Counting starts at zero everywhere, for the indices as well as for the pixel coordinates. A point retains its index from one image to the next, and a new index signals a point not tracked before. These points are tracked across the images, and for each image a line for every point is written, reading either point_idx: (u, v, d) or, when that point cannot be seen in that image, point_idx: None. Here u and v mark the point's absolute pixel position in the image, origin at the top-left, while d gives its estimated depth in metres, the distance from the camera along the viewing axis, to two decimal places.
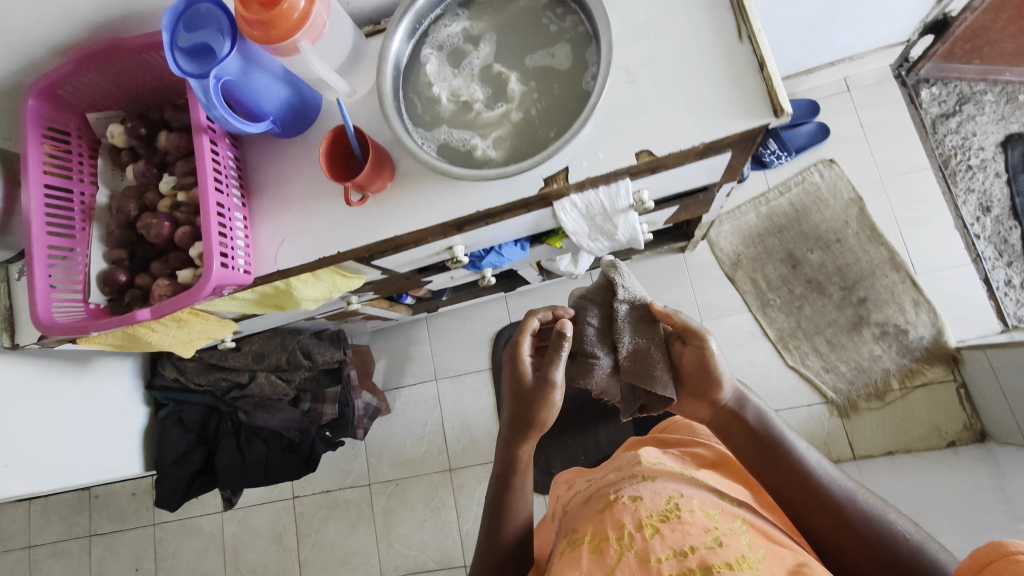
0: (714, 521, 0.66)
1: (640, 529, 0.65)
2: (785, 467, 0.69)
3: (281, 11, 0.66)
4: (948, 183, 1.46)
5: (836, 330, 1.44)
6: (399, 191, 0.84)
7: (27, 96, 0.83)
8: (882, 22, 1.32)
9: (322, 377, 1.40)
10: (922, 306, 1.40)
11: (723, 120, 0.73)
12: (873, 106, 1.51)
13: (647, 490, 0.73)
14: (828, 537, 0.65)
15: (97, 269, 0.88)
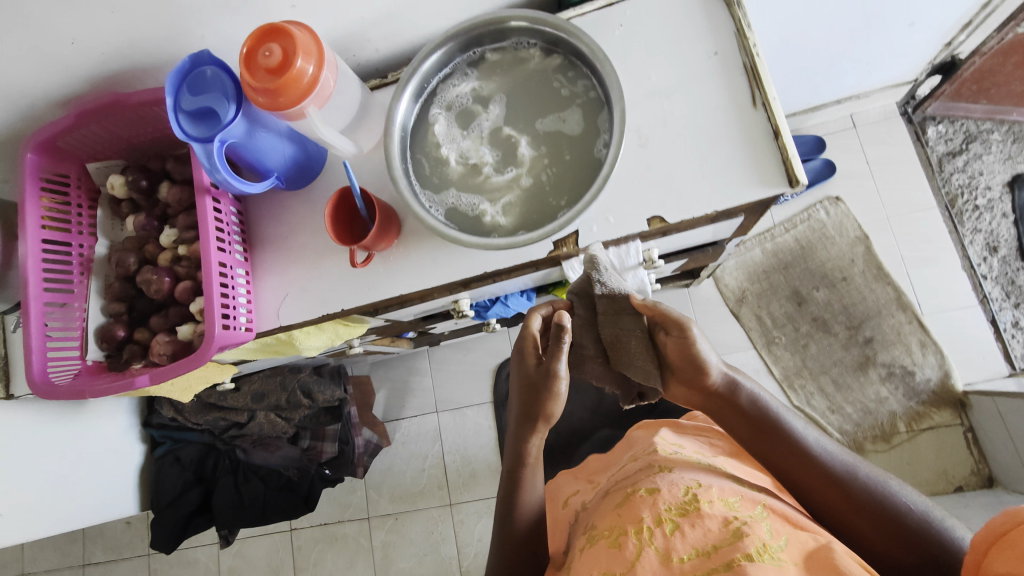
0: (735, 510, 0.64)
1: (660, 524, 0.64)
2: (787, 455, 0.65)
3: (289, 79, 0.65)
4: (954, 223, 1.45)
5: (842, 369, 1.43)
6: (404, 249, 0.83)
7: (26, 150, 0.81)
8: (889, 64, 1.31)
9: (322, 415, 1.38)
10: (929, 348, 1.39)
11: (737, 188, 0.72)
12: (879, 143, 1.50)
13: (665, 480, 0.72)
14: (843, 518, 0.61)
15: (95, 324, 0.86)
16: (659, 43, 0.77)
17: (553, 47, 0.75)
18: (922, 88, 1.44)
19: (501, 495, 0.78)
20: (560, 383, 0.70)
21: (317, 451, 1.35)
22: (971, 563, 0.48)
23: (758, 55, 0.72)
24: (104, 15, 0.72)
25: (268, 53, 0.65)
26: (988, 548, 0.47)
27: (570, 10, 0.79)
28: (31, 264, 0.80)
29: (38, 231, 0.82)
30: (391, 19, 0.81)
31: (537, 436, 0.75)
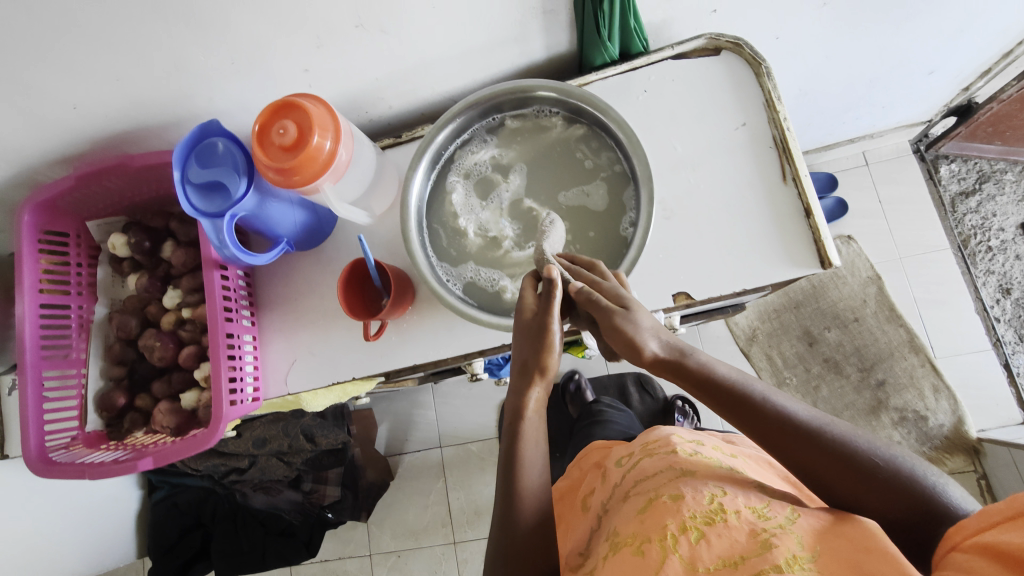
0: (769, 520, 0.56)
1: (684, 532, 0.58)
2: (761, 425, 0.57)
3: (307, 158, 0.62)
4: (967, 264, 1.43)
5: (853, 413, 1.40)
6: (418, 316, 0.80)
7: (22, 211, 0.77)
8: (906, 106, 1.29)
9: (324, 458, 1.33)
10: (942, 392, 1.37)
11: (766, 266, 0.70)
12: (891, 182, 1.48)
13: (688, 487, 0.64)
14: (828, 484, 0.54)
15: (95, 390, 0.82)
16: (685, 111, 0.74)
17: (575, 116, 0.73)
18: (936, 127, 1.41)
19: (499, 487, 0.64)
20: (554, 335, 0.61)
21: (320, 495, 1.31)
22: (973, 528, 0.44)
23: (788, 129, 0.70)
24: (108, 82, 0.68)
25: (282, 130, 0.62)
26: (1001, 519, 0.42)
27: (592, 74, 0.76)
28: (29, 332, 0.76)
29: (36, 296, 0.78)
30: (406, 80, 0.78)
31: (535, 387, 0.64)
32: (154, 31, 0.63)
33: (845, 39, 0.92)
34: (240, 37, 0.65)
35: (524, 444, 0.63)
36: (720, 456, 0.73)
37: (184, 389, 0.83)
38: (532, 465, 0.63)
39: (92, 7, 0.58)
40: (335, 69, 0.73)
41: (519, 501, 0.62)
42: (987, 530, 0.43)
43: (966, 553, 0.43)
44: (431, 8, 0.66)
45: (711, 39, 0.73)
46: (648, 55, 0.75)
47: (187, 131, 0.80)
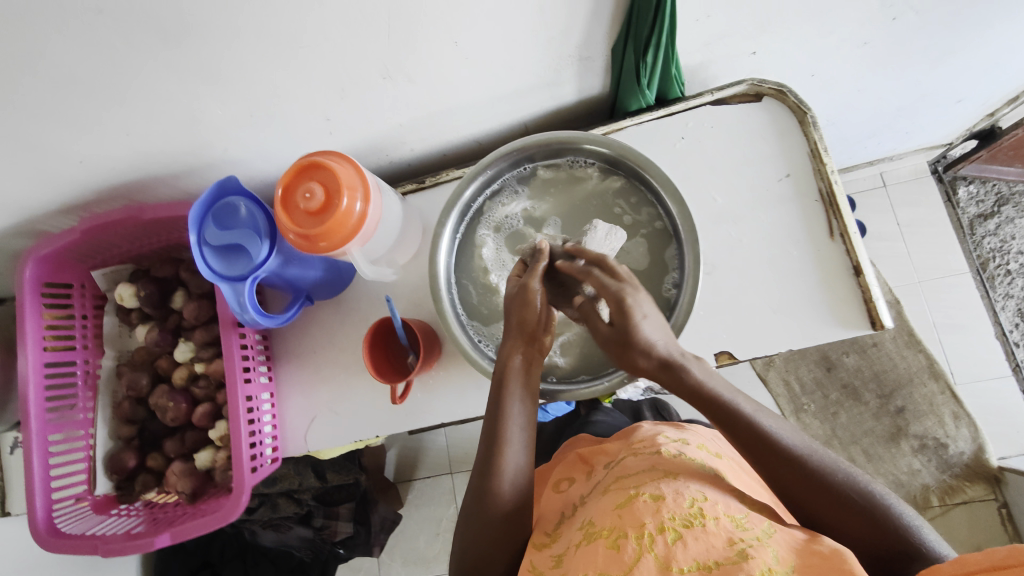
0: (747, 530, 0.50)
1: (661, 532, 0.51)
2: (744, 437, 0.54)
3: (335, 224, 0.58)
4: (986, 287, 1.41)
5: (874, 440, 1.36)
6: (445, 372, 0.76)
7: (25, 266, 0.73)
8: (930, 130, 1.25)
9: (335, 493, 1.28)
10: (962, 420, 1.33)
11: (813, 326, 0.67)
12: (910, 205, 1.45)
13: (669, 486, 0.57)
14: (801, 501, 0.52)
15: (104, 451, 0.79)
16: (725, 160, 0.71)
17: (611, 167, 0.70)
18: (955, 148, 1.38)
19: (481, 455, 0.61)
20: (536, 297, 0.61)
21: (331, 532, 1.27)
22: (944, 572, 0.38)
23: (836, 182, 0.67)
24: (117, 137, 0.63)
25: (308, 194, 0.58)
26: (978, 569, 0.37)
27: (627, 118, 0.73)
28: (35, 393, 0.72)
29: (40, 355, 0.74)
30: (430, 125, 0.74)
31: (518, 347, 0.63)
32: (169, 88, 0.57)
33: (880, 75, 0.88)
34: (261, 91, 0.61)
35: (507, 400, 0.61)
36: (706, 457, 0.67)
37: (198, 448, 0.79)
38: (514, 433, 0.60)
39: (104, 68, 0.53)
40: (358, 118, 0.69)
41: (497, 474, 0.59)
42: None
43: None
44: (464, 60, 0.62)
45: (754, 84, 0.69)
46: (686, 99, 0.71)
47: (198, 180, 0.75)
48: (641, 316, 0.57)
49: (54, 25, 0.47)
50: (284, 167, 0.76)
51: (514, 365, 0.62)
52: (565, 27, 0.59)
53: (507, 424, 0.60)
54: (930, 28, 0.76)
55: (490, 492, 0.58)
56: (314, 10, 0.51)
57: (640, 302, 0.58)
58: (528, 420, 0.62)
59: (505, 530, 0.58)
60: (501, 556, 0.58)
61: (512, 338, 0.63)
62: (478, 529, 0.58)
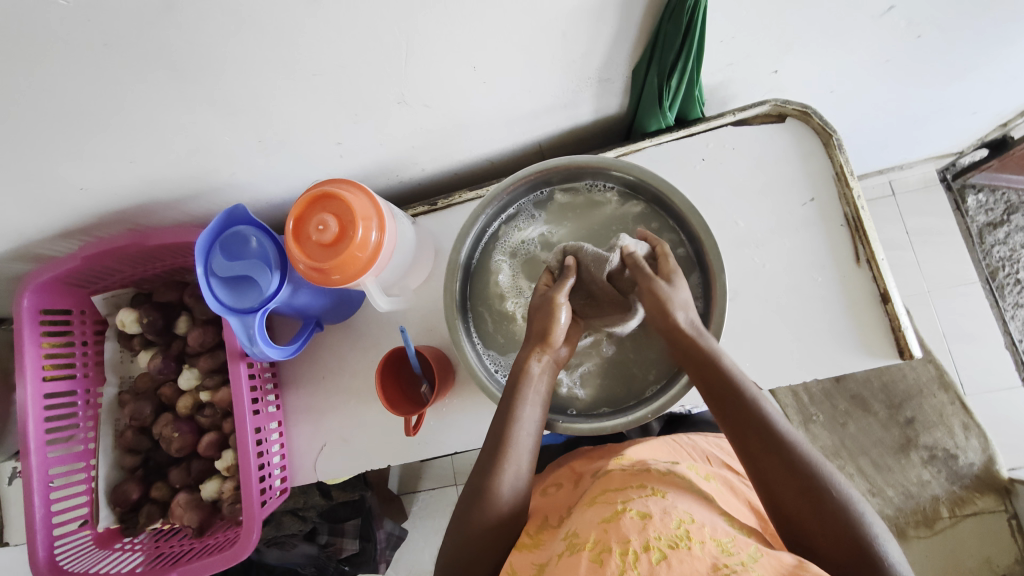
0: (731, 556, 0.48)
1: (645, 551, 0.49)
2: (748, 429, 0.54)
3: (350, 257, 0.56)
4: (996, 297, 1.40)
5: (883, 451, 1.30)
6: (459, 400, 0.74)
7: (22, 295, 0.70)
8: (943, 144, 1.22)
9: (340, 509, 1.26)
10: (971, 431, 1.28)
11: (840, 355, 0.65)
12: (919, 214, 1.43)
13: (656, 505, 0.56)
14: (784, 504, 0.51)
15: (107, 482, 0.77)
16: (747, 184, 0.69)
17: (631, 192, 0.68)
18: (965, 157, 1.36)
19: (483, 453, 0.59)
20: (560, 310, 0.61)
21: (336, 549, 1.23)
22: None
23: (862, 208, 0.66)
24: (122, 165, 0.60)
25: (321, 226, 0.56)
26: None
27: (646, 139, 0.71)
28: (34, 426, 0.70)
29: (38, 386, 0.71)
30: (443, 146, 0.72)
31: (539, 353, 0.61)
32: (178, 119, 0.54)
33: (899, 94, 0.86)
34: (273, 120, 0.58)
35: (519, 401, 0.59)
36: (694, 480, 0.66)
37: (204, 478, 0.76)
38: (522, 434, 0.58)
39: (111, 103, 0.50)
40: (372, 142, 0.66)
41: (492, 480, 0.57)
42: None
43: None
44: (482, 84, 0.60)
45: (777, 106, 0.68)
46: (708, 121, 0.70)
47: (202, 204, 0.72)
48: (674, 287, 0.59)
49: (59, 63, 0.44)
50: (292, 190, 0.73)
51: (532, 370, 0.60)
52: (586, 51, 0.57)
53: (514, 423, 0.58)
54: (955, 49, 0.74)
55: (482, 495, 0.56)
56: (333, 43, 0.48)
57: (677, 278, 0.60)
58: (538, 422, 0.60)
59: (492, 538, 0.56)
60: (482, 561, 0.55)
61: (534, 342, 0.61)
62: (467, 525, 0.56)
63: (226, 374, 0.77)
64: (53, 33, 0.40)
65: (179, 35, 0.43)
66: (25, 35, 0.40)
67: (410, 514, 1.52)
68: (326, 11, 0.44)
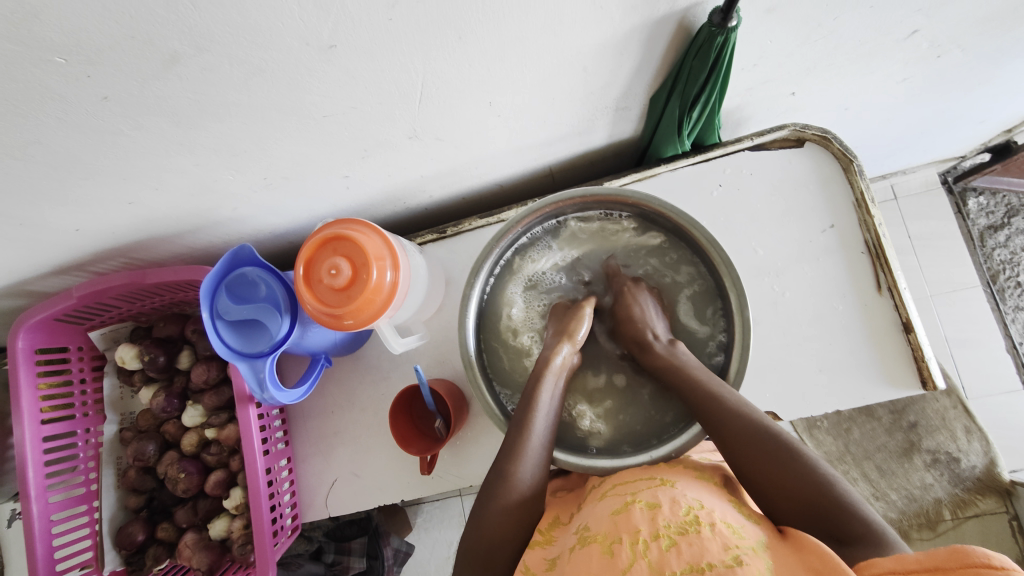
0: (742, 539, 0.45)
1: (656, 539, 0.45)
2: (720, 414, 0.53)
3: (366, 299, 0.54)
4: (996, 300, 1.23)
5: (887, 456, 1.09)
6: (472, 434, 0.72)
7: (16, 336, 0.68)
8: (944, 148, 1.10)
9: (346, 526, 1.12)
10: (974, 434, 1.08)
11: (862, 386, 0.64)
12: (921, 218, 1.26)
13: (665, 493, 0.51)
14: (756, 478, 0.51)
15: (112, 525, 0.75)
16: (765, 210, 0.68)
17: (648, 224, 0.67)
18: (967, 161, 1.20)
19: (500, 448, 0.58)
20: (586, 317, 0.66)
21: (344, 568, 1.06)
22: (884, 567, 0.38)
23: (883, 235, 0.64)
24: (119, 206, 0.56)
25: (333, 270, 0.54)
26: (916, 569, 0.36)
27: (661, 166, 0.69)
28: (32, 471, 0.67)
29: (37, 429, 0.69)
30: (453, 174, 0.69)
31: (562, 348, 0.62)
32: (180, 162, 0.51)
33: (912, 106, 0.81)
34: (279, 160, 0.55)
35: (540, 393, 0.59)
36: (707, 463, 0.61)
37: (212, 517, 0.74)
38: (541, 423, 0.57)
39: (107, 150, 0.46)
40: (378, 172, 0.64)
41: (509, 480, 0.55)
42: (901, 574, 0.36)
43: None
44: (496, 116, 0.57)
45: (795, 130, 0.66)
46: (724, 146, 0.69)
47: (202, 237, 0.69)
48: (642, 301, 0.65)
49: (53, 113, 0.40)
50: (296, 220, 0.70)
51: (556, 363, 0.61)
52: (607, 82, 0.55)
53: (536, 413, 0.58)
54: (971, 65, 0.71)
55: (499, 494, 0.55)
56: (345, 85, 0.46)
57: (641, 288, 0.67)
58: (555, 410, 0.60)
59: (507, 532, 0.54)
60: (500, 558, 0.53)
61: (557, 339, 0.63)
62: (482, 521, 0.54)
63: (232, 410, 0.75)
64: (47, 87, 0.38)
65: (182, 84, 0.40)
66: (16, 89, 0.37)
67: (413, 527, 1.29)
68: (340, 56, 0.42)
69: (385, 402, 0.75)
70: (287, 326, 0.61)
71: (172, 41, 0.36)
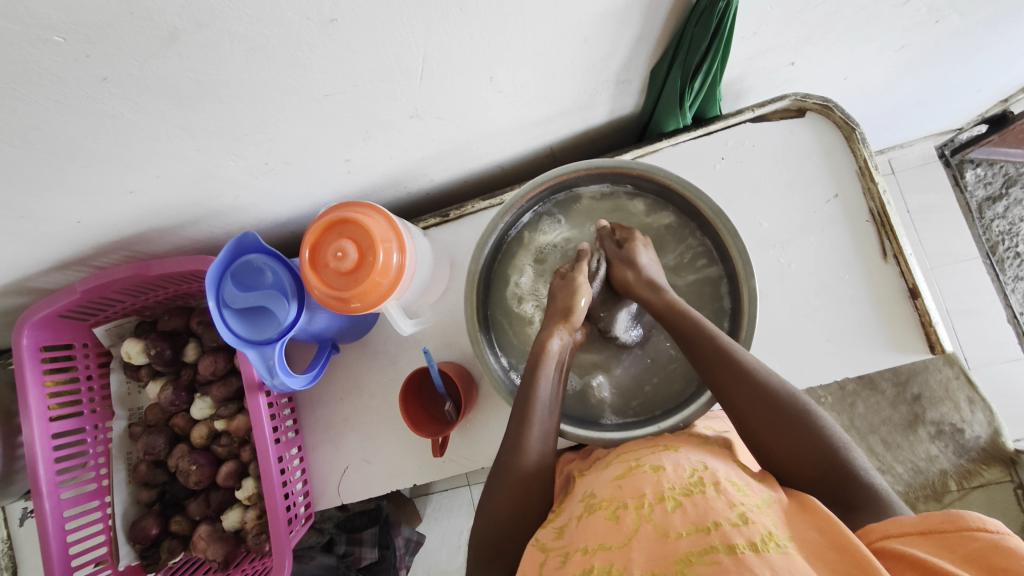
0: (747, 496, 0.46)
1: (660, 501, 0.46)
2: (743, 391, 0.52)
3: (371, 284, 0.54)
4: (996, 271, 1.23)
5: (892, 429, 1.09)
6: (482, 415, 0.72)
7: (21, 333, 0.67)
8: (939, 119, 1.09)
9: (356, 518, 1.10)
10: (977, 404, 1.07)
11: (871, 354, 0.64)
12: (920, 190, 1.25)
13: (669, 458, 0.52)
14: (752, 425, 0.51)
15: (125, 519, 0.74)
16: (768, 181, 0.68)
17: (660, 201, 0.67)
18: (965, 133, 1.19)
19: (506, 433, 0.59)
20: (583, 293, 0.62)
21: (356, 559, 1.04)
22: (879, 532, 0.40)
23: (888, 202, 0.64)
24: (121, 196, 0.56)
25: (340, 253, 0.54)
26: (911, 532, 0.38)
27: (663, 140, 0.69)
28: (44, 468, 0.67)
29: (46, 426, 0.69)
30: (454, 154, 0.69)
31: (560, 331, 0.61)
32: (181, 147, 0.51)
33: (909, 75, 0.80)
34: (280, 143, 0.55)
35: (540, 379, 0.58)
36: (716, 433, 0.58)
37: (225, 509, 0.74)
38: (541, 414, 0.57)
39: (106, 136, 0.46)
40: (379, 155, 0.63)
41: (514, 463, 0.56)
42: (896, 537, 0.39)
43: None
44: (496, 92, 0.57)
45: (797, 100, 0.66)
46: (726, 118, 0.68)
47: (204, 228, 0.69)
48: (643, 247, 0.64)
49: (50, 95, 0.40)
50: (297, 207, 0.70)
51: (554, 347, 0.60)
52: (608, 53, 0.55)
53: (537, 402, 0.57)
54: (971, 30, 0.70)
55: (505, 479, 0.56)
56: (346, 62, 0.45)
57: (644, 238, 0.65)
58: (557, 399, 0.59)
59: (519, 517, 0.54)
60: (513, 542, 0.54)
61: (556, 321, 0.62)
62: (492, 504, 0.55)
63: (240, 401, 0.75)
64: (46, 68, 0.37)
65: (182, 63, 0.40)
66: (14, 72, 0.37)
67: (424, 517, 1.29)
68: (341, 30, 0.41)
69: (394, 386, 0.75)
70: (294, 312, 0.61)
71: (171, 17, 0.36)
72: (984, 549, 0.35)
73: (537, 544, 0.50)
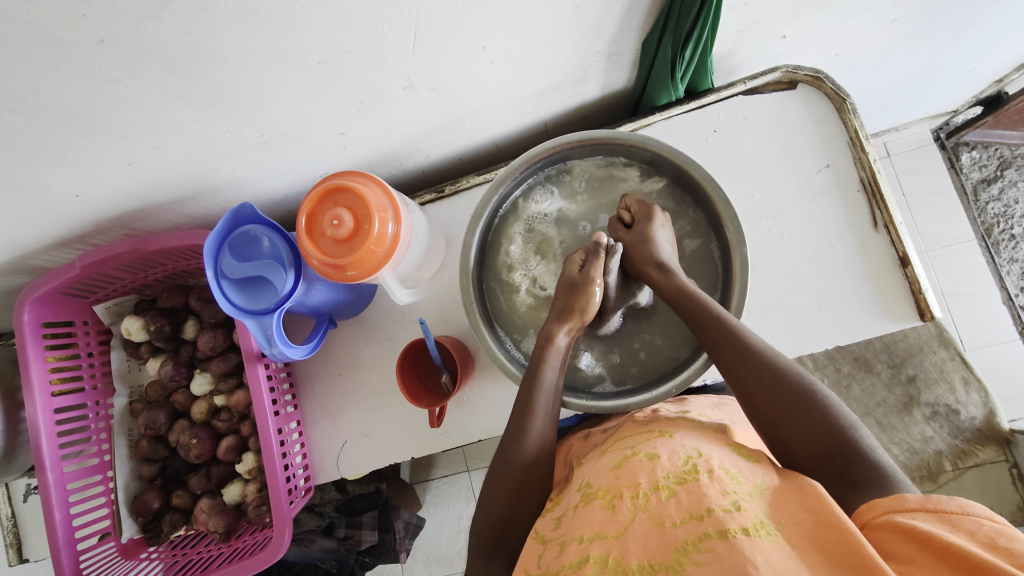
0: (740, 484, 0.47)
1: (655, 491, 0.48)
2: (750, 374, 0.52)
3: (366, 252, 0.55)
4: (990, 253, 1.23)
5: (887, 411, 1.08)
6: (479, 387, 0.73)
7: (22, 309, 0.68)
8: (931, 102, 1.10)
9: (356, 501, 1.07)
10: (972, 384, 1.06)
11: (862, 322, 0.65)
12: (914, 173, 1.26)
13: (664, 445, 0.54)
14: (755, 401, 0.52)
15: (127, 494, 0.75)
16: (761, 153, 0.69)
17: (652, 169, 0.67)
18: (959, 115, 1.19)
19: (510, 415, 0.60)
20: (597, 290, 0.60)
21: (356, 543, 1.05)
22: (883, 507, 0.40)
23: (879, 171, 0.65)
24: (119, 168, 0.56)
25: (335, 221, 0.54)
26: (917, 510, 0.38)
27: (656, 113, 0.70)
28: (47, 442, 0.68)
29: (48, 402, 0.70)
30: (449, 129, 0.70)
31: (565, 328, 0.60)
32: (178, 117, 0.51)
33: (901, 52, 0.81)
34: (276, 114, 0.55)
35: (545, 366, 0.59)
36: (710, 421, 0.59)
37: (225, 483, 0.75)
38: (543, 403, 0.58)
39: (104, 103, 0.47)
40: (373, 129, 0.64)
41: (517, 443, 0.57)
42: (900, 513, 0.39)
43: (880, 535, 0.38)
44: (489, 62, 0.57)
45: (788, 72, 0.67)
46: (718, 91, 0.69)
47: (202, 204, 0.69)
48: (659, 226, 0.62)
49: (46, 59, 0.40)
50: (293, 182, 0.70)
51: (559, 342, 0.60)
52: (599, 23, 0.56)
53: (539, 394, 0.57)
54: (961, 4, 0.71)
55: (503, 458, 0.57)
56: (339, 27, 0.46)
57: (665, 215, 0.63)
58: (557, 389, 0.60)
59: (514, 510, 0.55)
60: (513, 532, 0.55)
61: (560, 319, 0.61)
62: (491, 494, 0.56)
63: (240, 376, 0.76)
64: (43, 27, 0.38)
65: (177, 25, 0.41)
66: (12, 31, 0.37)
67: (423, 502, 1.30)
68: None
69: (391, 360, 0.75)
70: (291, 282, 0.62)
71: None
72: (992, 535, 0.35)
73: (536, 535, 0.52)
